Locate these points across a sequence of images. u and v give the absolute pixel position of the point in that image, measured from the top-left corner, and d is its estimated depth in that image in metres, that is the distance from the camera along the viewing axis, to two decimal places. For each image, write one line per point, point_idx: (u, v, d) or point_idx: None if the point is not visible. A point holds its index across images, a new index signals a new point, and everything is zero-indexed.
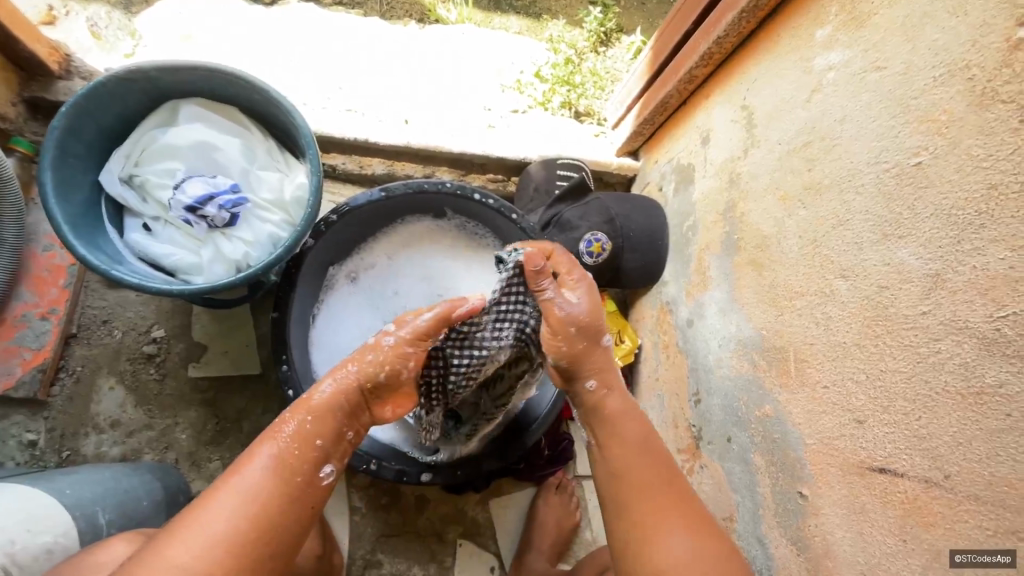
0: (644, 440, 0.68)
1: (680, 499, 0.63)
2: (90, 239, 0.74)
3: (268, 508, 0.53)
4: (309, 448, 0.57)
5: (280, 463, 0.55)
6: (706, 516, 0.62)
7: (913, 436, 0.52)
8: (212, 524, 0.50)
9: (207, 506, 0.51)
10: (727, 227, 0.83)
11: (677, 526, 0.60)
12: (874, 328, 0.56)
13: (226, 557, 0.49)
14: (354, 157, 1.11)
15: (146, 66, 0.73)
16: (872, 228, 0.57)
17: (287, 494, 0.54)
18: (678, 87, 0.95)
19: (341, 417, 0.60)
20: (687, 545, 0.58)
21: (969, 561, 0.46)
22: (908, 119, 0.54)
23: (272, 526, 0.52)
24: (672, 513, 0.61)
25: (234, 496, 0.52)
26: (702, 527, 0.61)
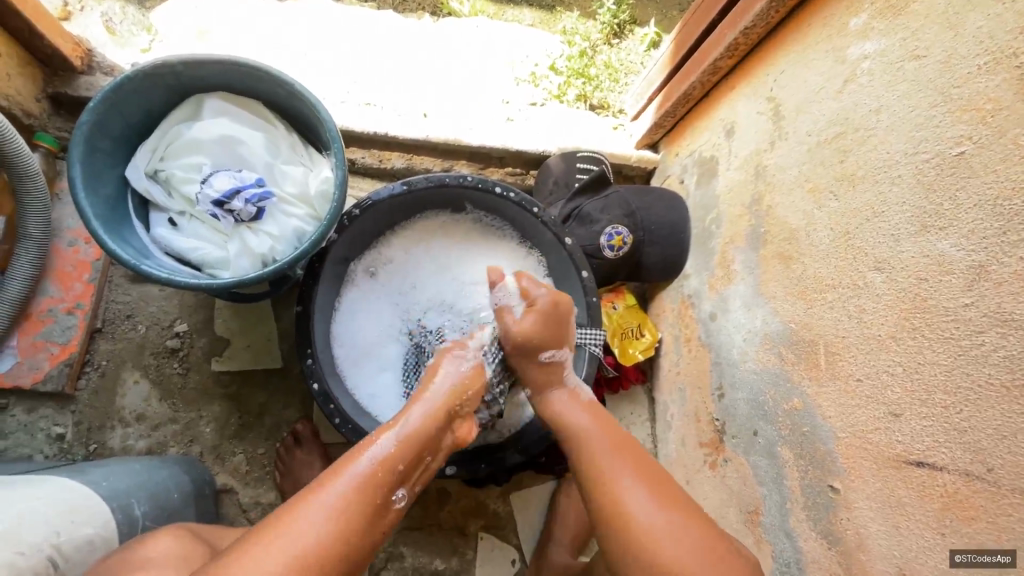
0: (580, 417, 0.73)
1: (643, 460, 0.65)
2: (119, 234, 0.74)
3: (351, 530, 0.53)
4: (390, 472, 0.57)
5: (365, 483, 0.55)
6: (666, 476, 0.64)
7: (952, 429, 0.52)
8: (300, 538, 0.50)
9: (296, 518, 0.51)
10: (753, 220, 0.82)
11: (638, 486, 0.62)
12: (911, 320, 0.56)
13: (311, 572, 0.49)
14: (372, 151, 1.11)
15: (173, 59, 0.72)
16: (909, 220, 0.56)
17: (365, 516, 0.54)
18: (702, 79, 0.94)
19: (422, 445, 0.61)
20: (648, 503, 0.60)
21: (968, 561, 0.49)
22: (950, 108, 0.53)
23: (351, 546, 0.52)
24: (633, 472, 0.63)
25: (321, 511, 0.52)
26: (667, 490, 0.62)
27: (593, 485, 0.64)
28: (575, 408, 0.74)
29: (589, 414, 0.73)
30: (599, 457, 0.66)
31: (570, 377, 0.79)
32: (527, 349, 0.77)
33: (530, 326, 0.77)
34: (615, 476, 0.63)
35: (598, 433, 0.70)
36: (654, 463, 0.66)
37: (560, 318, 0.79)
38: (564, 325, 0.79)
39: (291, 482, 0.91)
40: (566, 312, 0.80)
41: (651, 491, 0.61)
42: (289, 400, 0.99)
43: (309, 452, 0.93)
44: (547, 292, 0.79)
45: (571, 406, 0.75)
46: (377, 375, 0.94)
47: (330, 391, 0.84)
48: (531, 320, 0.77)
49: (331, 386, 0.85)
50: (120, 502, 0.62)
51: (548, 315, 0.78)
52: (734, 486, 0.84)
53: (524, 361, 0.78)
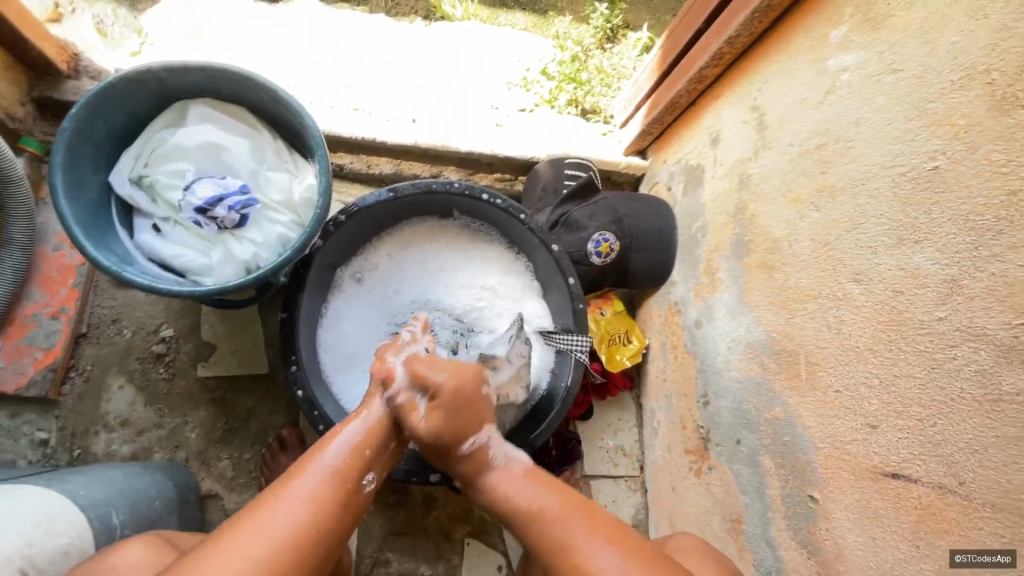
0: (523, 494, 0.64)
1: (599, 519, 0.60)
2: (101, 241, 0.74)
3: (325, 515, 0.54)
4: (360, 456, 0.60)
5: (335, 470, 0.57)
6: (622, 527, 0.60)
7: (927, 442, 0.52)
8: (276, 523, 0.51)
9: (269, 509, 0.52)
10: (737, 229, 0.83)
11: (602, 543, 0.57)
12: (888, 332, 0.56)
13: (288, 556, 0.50)
14: (361, 156, 1.11)
15: (156, 66, 0.72)
16: (886, 232, 0.57)
17: (339, 501, 0.55)
18: (688, 87, 0.94)
19: (385, 431, 0.65)
20: (619, 563, 0.55)
21: (968, 561, 0.47)
22: (926, 122, 0.53)
23: (326, 526, 0.53)
24: (592, 531, 0.58)
25: (295, 499, 0.53)
26: (627, 540, 0.58)
27: (553, 557, 0.58)
28: (511, 485, 0.65)
29: (529, 483, 0.65)
30: (554, 524, 0.60)
31: (498, 454, 0.68)
32: (437, 447, 0.67)
33: (436, 424, 0.65)
34: (574, 536, 0.58)
35: (547, 498, 0.63)
36: (608, 515, 0.62)
37: (465, 403, 0.67)
38: (474, 401, 0.67)
39: None
40: (471, 386, 0.68)
41: (617, 546, 0.57)
42: (276, 406, 0.98)
43: (294, 458, 0.93)
44: (447, 377, 0.66)
45: (511, 481, 0.66)
46: (363, 381, 0.94)
47: (315, 398, 0.84)
48: (438, 416, 0.65)
49: (316, 393, 0.85)
50: (97, 510, 0.62)
51: (452, 406, 0.66)
52: (718, 494, 0.84)
53: (447, 459, 0.68)
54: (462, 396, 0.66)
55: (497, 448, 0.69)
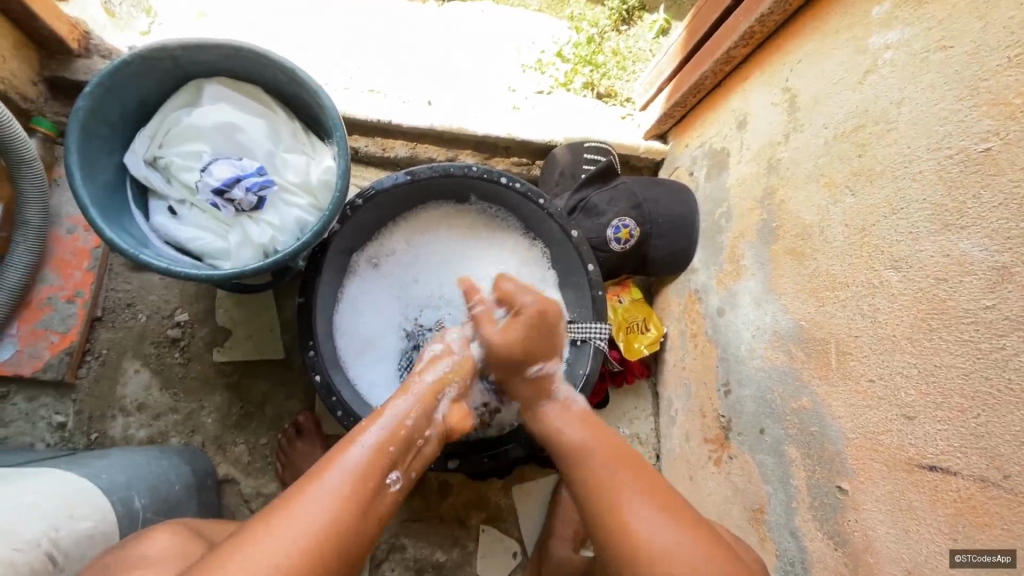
0: (574, 432, 0.71)
1: (643, 475, 0.62)
2: (118, 222, 0.73)
3: (352, 517, 0.53)
4: (384, 456, 0.59)
5: (361, 468, 0.56)
6: (668, 489, 0.62)
7: (969, 434, 0.50)
8: (302, 519, 0.50)
9: (290, 509, 0.51)
10: (764, 214, 0.80)
11: (641, 499, 0.59)
12: (929, 321, 0.54)
13: (314, 559, 0.49)
14: (376, 139, 1.08)
15: (171, 44, 0.71)
16: (929, 217, 0.55)
17: (360, 503, 0.54)
18: (715, 68, 0.91)
19: (411, 425, 0.63)
20: (654, 516, 0.57)
21: (967, 563, 0.49)
22: (977, 102, 0.51)
23: (347, 529, 0.52)
24: (636, 487, 0.60)
25: (321, 496, 0.52)
26: (667, 497, 0.60)
27: (594, 502, 0.61)
28: (564, 420, 0.74)
29: (585, 429, 0.72)
30: (597, 475, 0.63)
31: (561, 389, 0.79)
32: (503, 371, 0.80)
33: (513, 338, 0.78)
34: (618, 488, 0.61)
35: (596, 447, 0.67)
36: (652, 473, 0.64)
37: (538, 336, 0.79)
38: (545, 344, 0.79)
39: (293, 473, 0.91)
40: (539, 334, 0.79)
41: (656, 501, 0.59)
42: (291, 391, 0.98)
43: (311, 443, 0.93)
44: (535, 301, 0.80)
45: (567, 415, 0.75)
46: (379, 367, 0.93)
47: (333, 383, 0.83)
48: (515, 330, 0.78)
49: (334, 378, 0.84)
50: (120, 494, 0.62)
51: (532, 339, 0.79)
52: (739, 484, 0.83)
53: (514, 378, 0.80)
54: (540, 329, 0.79)
55: (559, 382, 0.80)
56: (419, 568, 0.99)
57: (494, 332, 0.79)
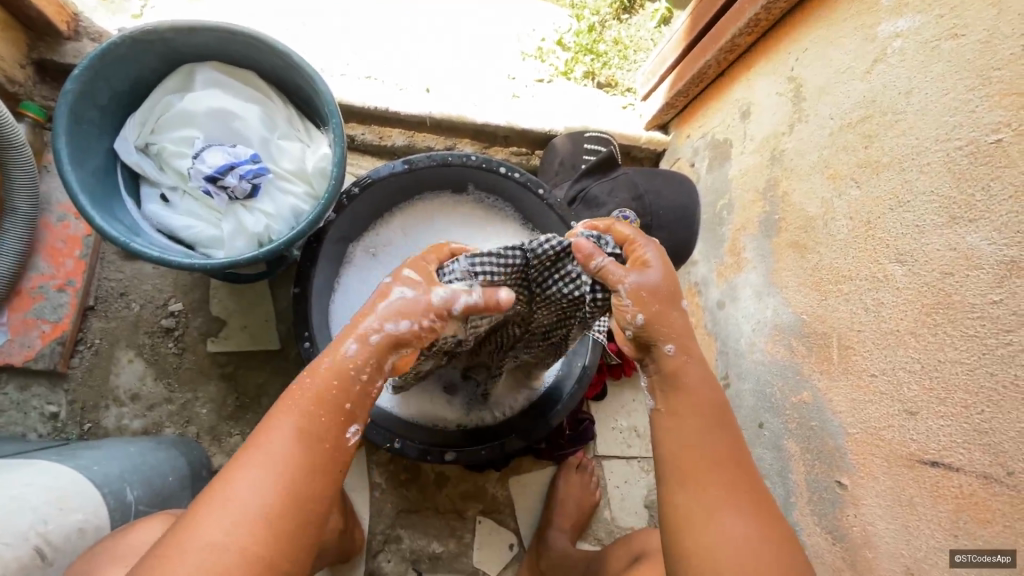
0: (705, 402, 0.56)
1: (748, 482, 0.53)
2: (108, 209, 0.71)
3: (304, 486, 0.47)
4: (334, 413, 0.51)
5: (307, 434, 0.49)
6: (765, 500, 0.53)
7: (972, 430, 0.50)
8: (242, 501, 0.45)
9: (235, 481, 0.46)
10: (767, 206, 0.79)
11: (739, 511, 0.51)
12: (933, 316, 0.53)
13: (267, 533, 0.45)
14: (373, 127, 1.06)
15: (162, 25, 0.69)
16: (936, 211, 0.54)
17: (312, 465, 0.48)
18: (719, 57, 0.89)
19: (367, 376, 0.53)
20: (738, 527, 0.51)
21: (970, 561, 0.49)
22: (989, 92, 0.50)
23: (301, 495, 0.47)
24: (736, 493, 0.52)
25: (262, 472, 0.47)
26: (762, 512, 0.52)
27: (680, 482, 0.53)
28: (702, 387, 0.56)
29: (715, 397, 0.57)
30: (701, 471, 0.53)
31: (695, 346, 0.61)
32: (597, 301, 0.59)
33: (648, 287, 0.56)
34: (717, 485, 0.52)
35: (714, 437, 0.55)
36: (757, 478, 0.55)
37: (665, 302, 0.56)
38: (672, 295, 0.57)
39: None
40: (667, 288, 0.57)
41: (747, 511, 0.52)
42: (286, 382, 0.97)
43: None
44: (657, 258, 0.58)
45: (696, 374, 0.57)
46: None
47: None
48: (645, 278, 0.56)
49: None
50: (112, 487, 0.61)
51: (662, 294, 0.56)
52: None
53: (665, 314, 0.56)
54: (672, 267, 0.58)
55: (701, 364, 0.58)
56: (416, 559, 0.99)
57: (623, 273, 0.55)
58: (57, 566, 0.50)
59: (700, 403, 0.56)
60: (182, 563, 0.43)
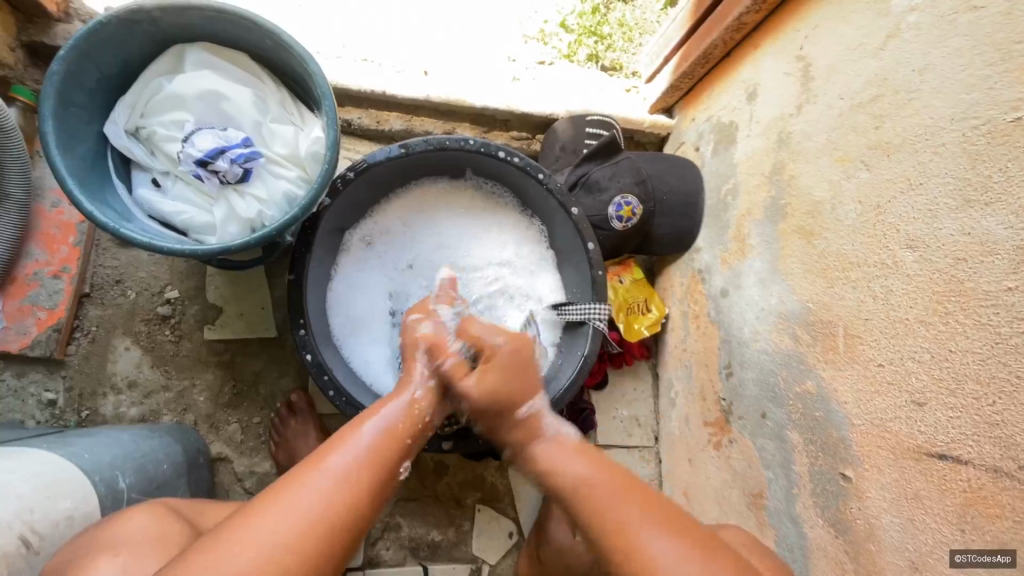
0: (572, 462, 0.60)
1: (654, 499, 0.56)
2: (98, 195, 0.70)
3: (360, 495, 0.50)
4: (398, 440, 0.57)
5: (373, 449, 0.54)
6: (679, 512, 0.56)
7: (983, 422, 0.48)
8: (311, 499, 0.48)
9: (308, 481, 0.49)
10: (773, 191, 0.77)
11: (658, 529, 0.53)
12: (945, 304, 0.51)
13: (324, 533, 0.47)
14: (370, 111, 1.04)
15: (149, 5, 0.67)
16: (950, 193, 0.51)
17: (376, 482, 0.52)
18: (724, 36, 0.87)
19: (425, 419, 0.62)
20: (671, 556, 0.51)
21: (969, 561, 0.48)
22: (1008, 67, 0.47)
23: (363, 506, 0.50)
24: (649, 515, 0.54)
25: (332, 474, 0.50)
26: (679, 524, 0.54)
27: (602, 541, 0.54)
28: (565, 456, 0.62)
29: (584, 460, 0.61)
30: (606, 499, 0.56)
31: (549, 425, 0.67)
32: (497, 408, 0.66)
33: (489, 385, 0.66)
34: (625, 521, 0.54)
35: (597, 479, 0.58)
36: (663, 498, 0.57)
37: (523, 367, 0.69)
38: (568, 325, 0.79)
39: (286, 452, 0.90)
40: (527, 351, 0.71)
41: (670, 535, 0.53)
42: (284, 369, 0.96)
43: (304, 422, 0.92)
44: (505, 340, 0.70)
45: (560, 452, 0.63)
46: (373, 342, 0.91)
47: (324, 362, 0.80)
48: (493, 376, 0.66)
49: (326, 358, 0.82)
50: (103, 475, 0.60)
51: (510, 367, 0.68)
52: (739, 468, 0.81)
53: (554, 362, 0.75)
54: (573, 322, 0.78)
55: (547, 417, 0.68)
56: (415, 548, 0.99)
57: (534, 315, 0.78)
58: (44, 554, 0.49)
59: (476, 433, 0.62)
60: (239, 551, 0.44)
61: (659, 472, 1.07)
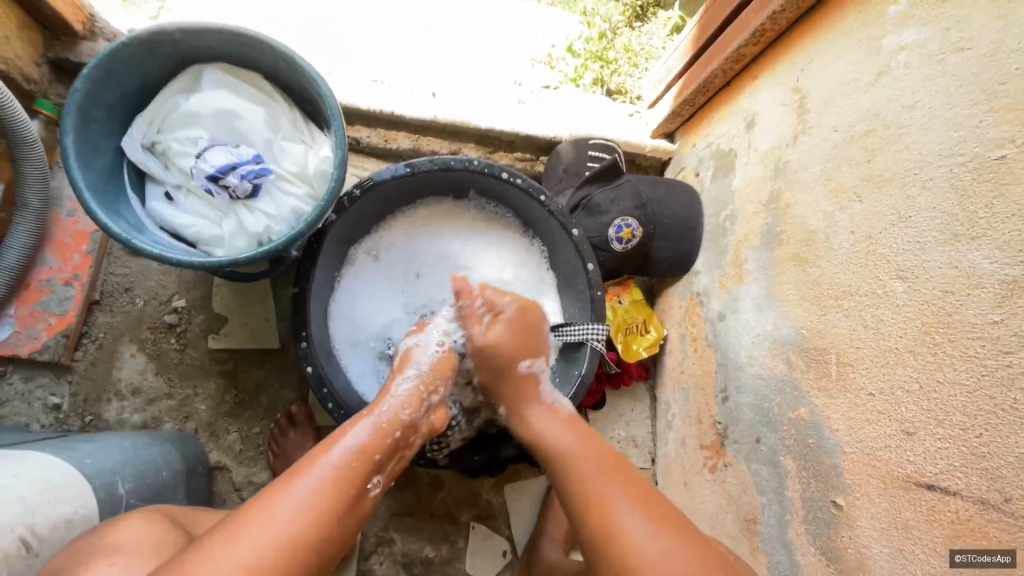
0: (561, 435, 0.68)
1: (630, 477, 0.61)
2: (112, 206, 0.72)
3: (326, 518, 0.52)
4: (367, 460, 0.58)
5: (339, 471, 0.55)
6: (656, 493, 0.60)
7: (970, 454, 0.48)
8: (278, 522, 0.49)
9: (276, 503, 0.51)
10: (769, 218, 0.78)
11: (631, 506, 0.57)
12: (933, 335, 0.52)
13: (291, 556, 0.48)
14: (378, 130, 1.07)
15: (170, 28, 0.70)
16: (939, 226, 0.52)
17: (342, 505, 0.53)
18: (724, 66, 0.89)
19: (399, 434, 0.62)
20: (646, 529, 0.55)
21: (969, 562, 0.47)
22: (993, 107, 0.49)
23: (327, 532, 0.51)
24: (626, 494, 0.59)
25: (295, 500, 0.51)
26: (652, 503, 0.58)
27: (582, 505, 0.59)
28: (555, 426, 0.70)
29: (569, 430, 0.69)
30: (586, 473, 0.61)
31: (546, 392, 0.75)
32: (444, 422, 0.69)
33: (501, 337, 0.75)
34: (604, 493, 0.59)
35: (582, 451, 0.65)
36: (639, 477, 0.62)
37: (527, 326, 0.78)
38: (541, 324, 0.80)
39: (284, 463, 0.91)
40: (535, 315, 0.80)
41: (647, 512, 0.57)
42: (285, 381, 0.98)
43: (303, 433, 0.93)
44: (513, 302, 0.78)
45: (553, 420, 0.71)
46: (370, 355, 0.92)
47: (325, 374, 0.82)
48: (501, 330, 0.75)
49: (326, 369, 0.83)
50: (103, 480, 0.62)
51: (519, 324, 0.77)
52: (733, 492, 0.81)
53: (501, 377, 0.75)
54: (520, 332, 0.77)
55: (544, 383, 0.76)
56: (408, 563, 0.99)
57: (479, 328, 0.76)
58: (44, 556, 0.50)
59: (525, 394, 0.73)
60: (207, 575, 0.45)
61: None
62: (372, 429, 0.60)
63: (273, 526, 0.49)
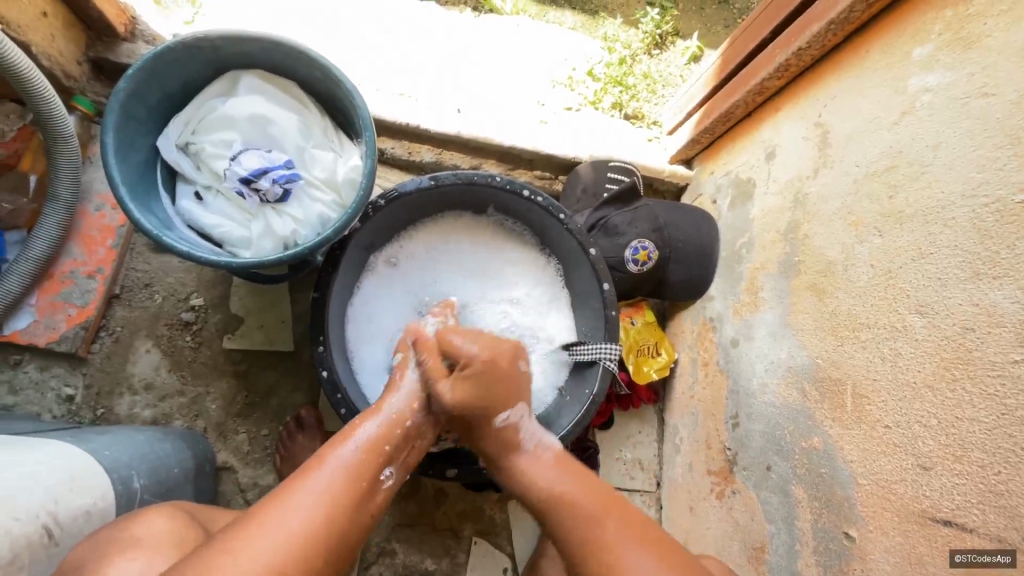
0: (550, 477, 0.64)
1: (628, 514, 0.60)
2: (145, 202, 0.74)
3: (338, 512, 0.52)
4: (377, 453, 0.59)
5: (351, 465, 0.56)
6: (661, 535, 0.59)
7: (988, 491, 0.49)
8: (289, 521, 0.49)
9: (286, 499, 0.51)
10: (787, 247, 0.79)
11: (637, 551, 0.56)
12: (952, 371, 0.53)
13: (302, 555, 0.48)
14: (403, 142, 1.10)
15: (215, 34, 0.72)
16: (960, 264, 0.53)
17: (354, 499, 0.54)
18: (746, 98, 0.91)
19: (407, 426, 0.64)
20: (653, 571, 0.55)
21: (970, 561, 0.49)
22: (1016, 151, 0.50)
23: (339, 528, 0.52)
24: (630, 535, 0.57)
25: (307, 496, 0.52)
26: (664, 546, 0.57)
27: (584, 547, 0.57)
28: (543, 469, 0.66)
29: (559, 469, 0.65)
30: (584, 516, 0.59)
31: (529, 436, 0.69)
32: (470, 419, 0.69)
33: (461, 397, 0.67)
34: (607, 533, 0.58)
35: (575, 487, 0.62)
36: (640, 513, 0.61)
37: (496, 376, 0.69)
38: None
39: (291, 467, 0.91)
40: (505, 358, 0.72)
41: (654, 555, 0.56)
42: (297, 384, 0.98)
43: (311, 437, 0.93)
44: (477, 347, 0.71)
45: (541, 467, 0.66)
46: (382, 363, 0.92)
47: (339, 380, 0.82)
48: (467, 388, 0.68)
49: (341, 374, 0.83)
50: (120, 473, 0.62)
51: (485, 374, 0.69)
52: (741, 520, 0.81)
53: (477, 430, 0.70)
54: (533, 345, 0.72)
55: (526, 428, 0.70)
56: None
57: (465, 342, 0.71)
58: (63, 546, 0.51)
59: (511, 427, 0.69)
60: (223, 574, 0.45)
61: (660, 518, 1.06)
62: (376, 423, 0.62)
63: (286, 524, 0.49)
